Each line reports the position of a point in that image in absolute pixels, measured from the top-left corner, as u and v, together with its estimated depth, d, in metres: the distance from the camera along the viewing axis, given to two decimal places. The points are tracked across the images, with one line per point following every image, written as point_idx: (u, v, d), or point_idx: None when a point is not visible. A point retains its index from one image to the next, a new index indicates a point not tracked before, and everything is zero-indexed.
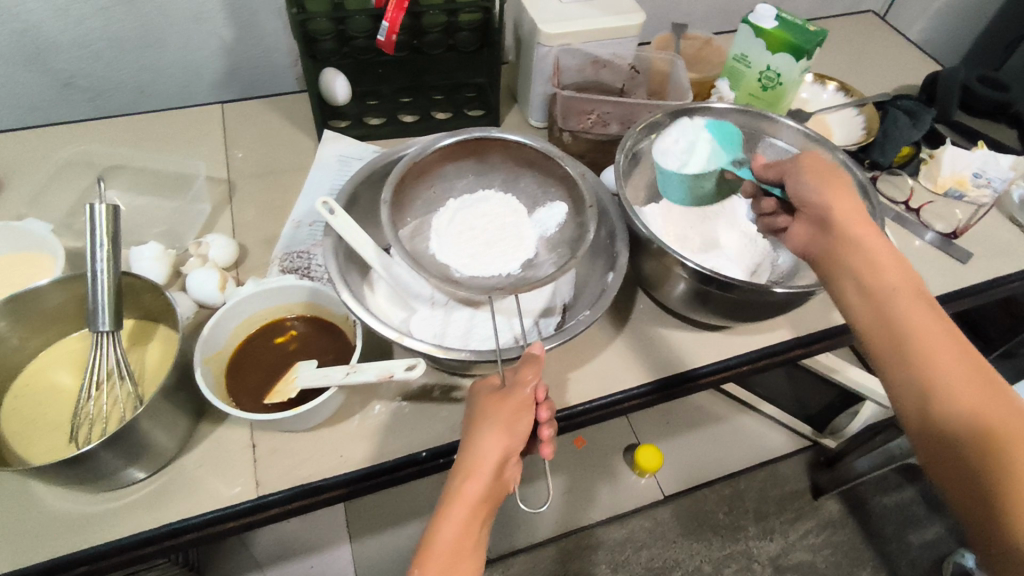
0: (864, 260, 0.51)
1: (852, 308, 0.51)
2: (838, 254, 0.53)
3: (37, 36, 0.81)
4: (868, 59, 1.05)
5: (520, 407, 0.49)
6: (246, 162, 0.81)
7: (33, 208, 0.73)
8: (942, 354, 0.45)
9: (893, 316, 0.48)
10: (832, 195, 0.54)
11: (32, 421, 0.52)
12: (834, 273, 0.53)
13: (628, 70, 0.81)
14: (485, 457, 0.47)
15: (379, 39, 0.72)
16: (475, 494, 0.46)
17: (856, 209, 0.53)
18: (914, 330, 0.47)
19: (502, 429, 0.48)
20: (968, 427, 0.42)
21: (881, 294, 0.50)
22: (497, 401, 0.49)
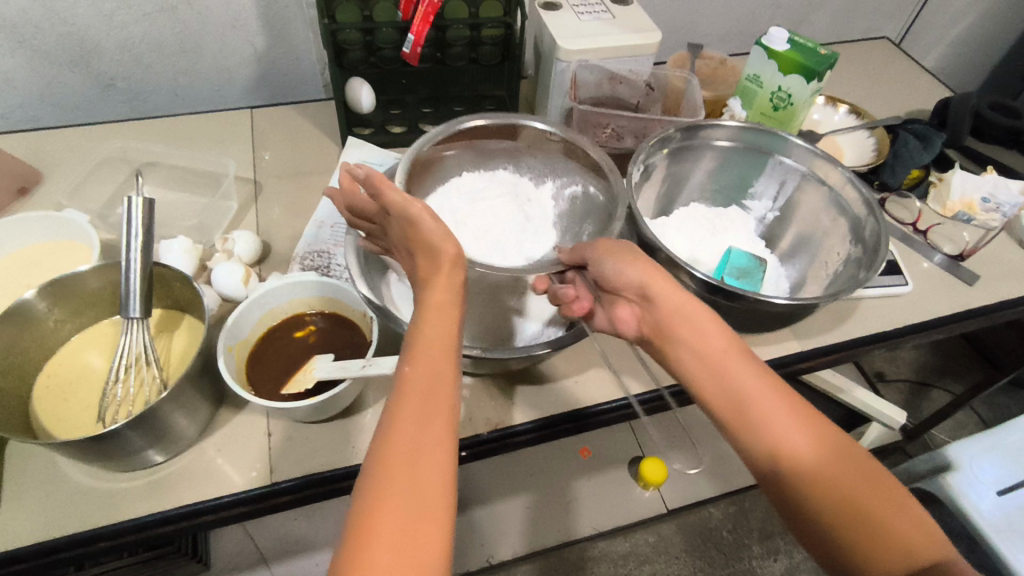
0: (694, 335, 0.51)
1: (694, 378, 0.51)
2: (667, 328, 0.52)
3: (82, 40, 0.85)
4: (882, 83, 1.07)
5: (443, 263, 0.47)
6: (273, 164, 0.84)
7: (72, 199, 0.76)
8: (780, 411, 0.46)
9: (736, 384, 0.48)
10: (632, 268, 0.54)
11: (62, 399, 0.55)
12: (670, 344, 0.53)
13: (643, 87, 0.84)
14: (438, 316, 0.45)
15: (405, 51, 0.76)
16: (425, 380, 0.41)
17: (676, 293, 0.52)
18: (759, 395, 0.47)
19: (444, 308, 0.45)
20: (818, 478, 0.43)
21: (727, 364, 0.49)
22: (444, 261, 0.47)
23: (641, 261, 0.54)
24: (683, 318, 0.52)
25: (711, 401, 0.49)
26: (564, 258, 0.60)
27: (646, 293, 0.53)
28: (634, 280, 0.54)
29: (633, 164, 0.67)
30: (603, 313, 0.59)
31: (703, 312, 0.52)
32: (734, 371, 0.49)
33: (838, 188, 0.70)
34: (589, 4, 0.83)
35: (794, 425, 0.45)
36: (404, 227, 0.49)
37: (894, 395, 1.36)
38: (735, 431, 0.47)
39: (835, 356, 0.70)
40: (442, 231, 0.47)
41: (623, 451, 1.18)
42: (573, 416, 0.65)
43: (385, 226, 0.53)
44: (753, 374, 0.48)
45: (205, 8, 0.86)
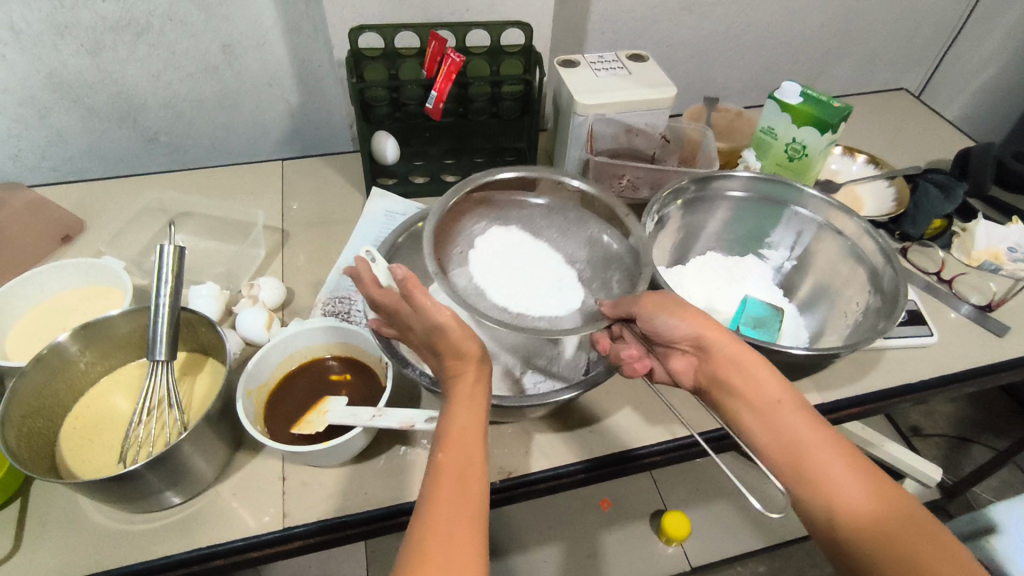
0: (749, 387, 0.52)
1: (749, 427, 0.52)
2: (722, 379, 0.53)
3: (130, 98, 0.91)
4: (902, 133, 1.08)
5: (472, 361, 0.49)
6: (301, 213, 0.88)
7: (110, 246, 0.80)
8: (836, 461, 0.47)
9: (792, 434, 0.49)
10: (689, 319, 0.54)
11: (86, 440, 0.56)
12: (724, 395, 0.54)
13: (659, 139, 0.86)
14: (469, 402, 0.48)
15: (428, 107, 0.80)
16: (463, 460, 0.44)
17: (737, 346, 0.54)
18: (813, 444, 0.48)
19: (476, 395, 0.48)
20: (872, 525, 0.43)
21: (781, 412, 0.50)
22: (469, 360, 0.49)
23: (695, 311, 0.55)
24: (740, 370, 0.52)
25: (765, 449, 0.50)
26: (610, 311, 0.60)
27: (701, 346, 0.54)
28: (689, 332, 0.54)
29: (646, 216, 0.68)
30: (660, 366, 0.59)
31: (757, 363, 0.52)
32: (794, 423, 0.49)
33: (855, 238, 0.70)
34: (606, 61, 0.86)
35: (850, 476, 0.46)
36: (430, 332, 0.50)
37: (932, 451, 1.30)
38: (789, 481, 0.48)
39: (858, 408, 0.69)
40: (464, 330, 0.49)
41: (643, 504, 1.16)
42: (576, 470, 0.63)
43: (402, 322, 0.54)
44: (808, 425, 0.49)
45: (243, 67, 0.92)
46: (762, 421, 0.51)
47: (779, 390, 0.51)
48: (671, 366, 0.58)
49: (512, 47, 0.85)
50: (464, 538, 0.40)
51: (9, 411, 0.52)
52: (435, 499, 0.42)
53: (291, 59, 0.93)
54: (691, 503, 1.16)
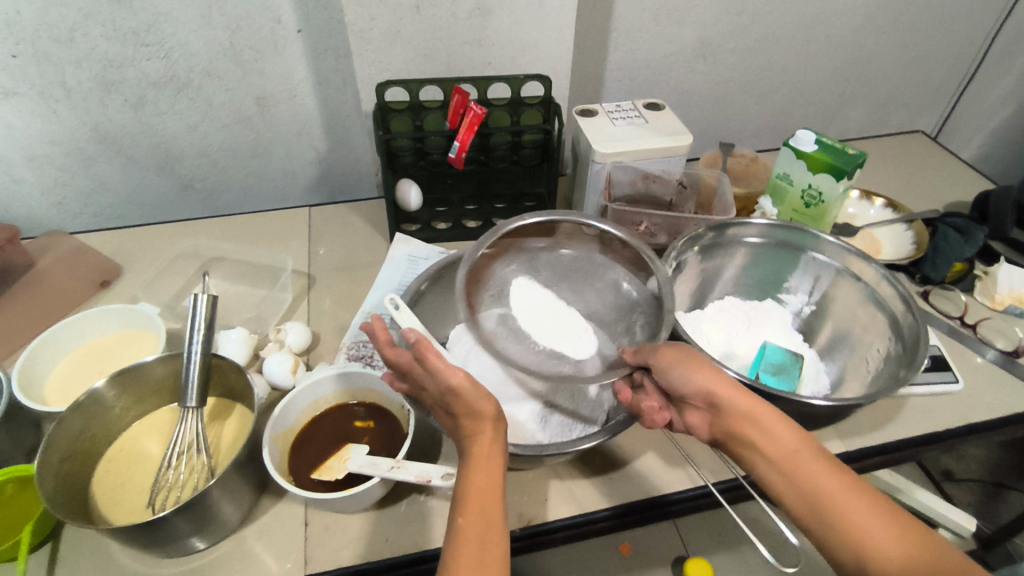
0: (764, 438, 0.52)
1: (770, 481, 0.51)
2: (736, 432, 0.54)
3: (169, 148, 0.96)
4: (919, 176, 1.08)
5: (486, 419, 0.50)
6: (327, 258, 0.91)
7: (145, 291, 0.83)
8: (859, 508, 0.47)
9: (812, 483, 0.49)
10: (700, 376, 0.55)
11: (118, 484, 0.58)
12: (741, 447, 0.54)
13: (676, 185, 0.88)
14: (485, 461, 0.49)
15: (451, 156, 0.83)
16: (484, 528, 0.45)
17: (750, 398, 0.54)
18: (836, 493, 0.48)
19: (491, 459, 0.49)
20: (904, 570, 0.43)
21: (801, 462, 0.50)
22: (485, 421, 0.50)
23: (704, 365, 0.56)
24: (755, 421, 0.53)
25: (788, 501, 0.50)
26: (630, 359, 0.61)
27: (714, 399, 0.55)
28: (700, 387, 0.55)
29: (666, 261, 0.69)
30: (677, 417, 0.59)
31: (770, 414, 0.53)
32: (813, 472, 0.49)
33: (874, 285, 0.70)
34: (624, 111, 0.89)
35: (878, 522, 0.46)
36: (444, 394, 0.51)
37: (966, 496, 1.28)
38: (814, 530, 0.48)
39: (885, 456, 0.68)
40: (477, 390, 0.50)
41: (665, 549, 1.14)
42: (600, 517, 0.63)
43: (415, 383, 0.54)
44: (827, 472, 0.49)
45: (276, 118, 0.97)
46: (779, 472, 0.51)
47: (795, 440, 0.51)
48: (688, 420, 0.58)
49: (533, 99, 0.88)
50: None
51: (49, 456, 0.54)
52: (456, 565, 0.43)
53: (320, 110, 0.97)
54: (714, 551, 1.13)
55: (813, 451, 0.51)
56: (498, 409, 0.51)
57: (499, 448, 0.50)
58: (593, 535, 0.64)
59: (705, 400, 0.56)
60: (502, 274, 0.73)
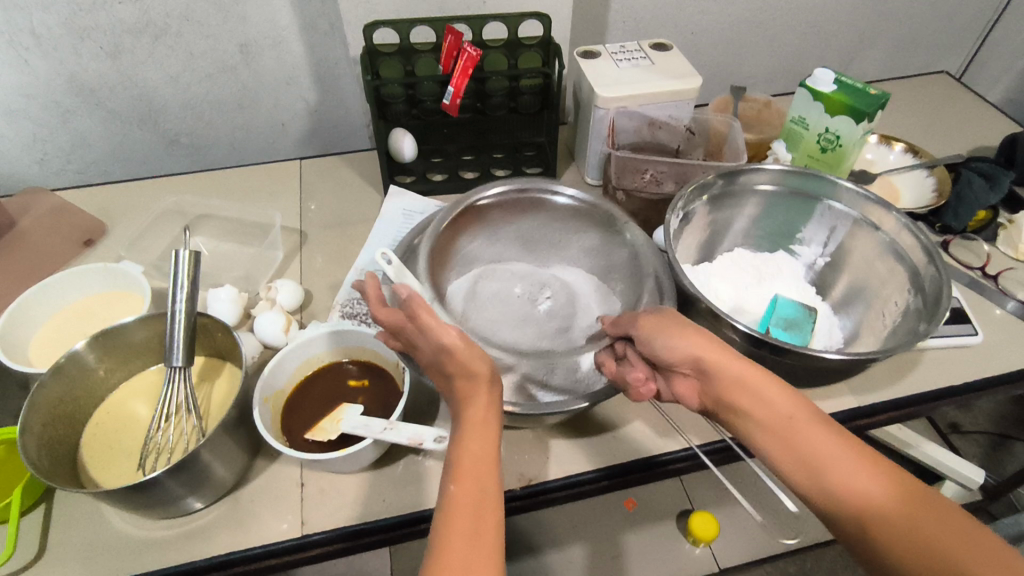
0: (756, 405, 0.49)
1: (765, 449, 0.49)
2: (725, 399, 0.51)
3: (151, 100, 0.91)
4: (941, 120, 1.03)
5: (481, 382, 0.48)
6: (318, 214, 0.87)
7: (131, 251, 0.80)
8: (862, 471, 0.44)
9: (809, 449, 0.46)
10: (690, 343, 0.51)
11: (106, 447, 0.56)
12: (731, 414, 0.51)
13: (684, 132, 0.83)
14: (479, 425, 0.47)
15: (444, 103, 0.78)
16: (476, 498, 0.43)
17: (740, 364, 0.50)
18: (839, 458, 0.45)
19: (487, 424, 0.47)
20: (911, 533, 0.41)
21: (800, 426, 0.47)
22: (480, 384, 0.48)
23: (690, 328, 0.53)
24: (747, 387, 0.50)
25: (787, 471, 0.47)
26: (612, 330, 0.58)
27: (699, 365, 0.51)
28: (688, 354, 0.51)
29: (672, 212, 0.65)
30: (663, 387, 0.55)
31: (762, 378, 0.50)
32: (810, 437, 0.47)
33: (893, 234, 0.66)
34: (628, 51, 0.84)
35: (883, 483, 0.43)
36: (438, 354, 0.48)
37: (971, 448, 1.25)
38: (812, 497, 0.46)
39: (897, 412, 0.66)
40: (472, 350, 0.48)
41: (670, 505, 1.14)
42: (594, 478, 0.61)
43: (409, 342, 0.52)
44: (827, 436, 0.46)
45: (261, 67, 0.92)
46: (774, 440, 0.48)
47: (788, 402, 0.48)
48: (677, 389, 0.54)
49: (531, 40, 0.82)
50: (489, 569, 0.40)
51: (31, 421, 0.52)
52: (447, 538, 0.41)
53: (308, 57, 0.92)
54: (718, 505, 1.14)
55: (812, 414, 0.48)
56: (495, 369, 0.49)
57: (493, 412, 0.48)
58: (586, 496, 0.62)
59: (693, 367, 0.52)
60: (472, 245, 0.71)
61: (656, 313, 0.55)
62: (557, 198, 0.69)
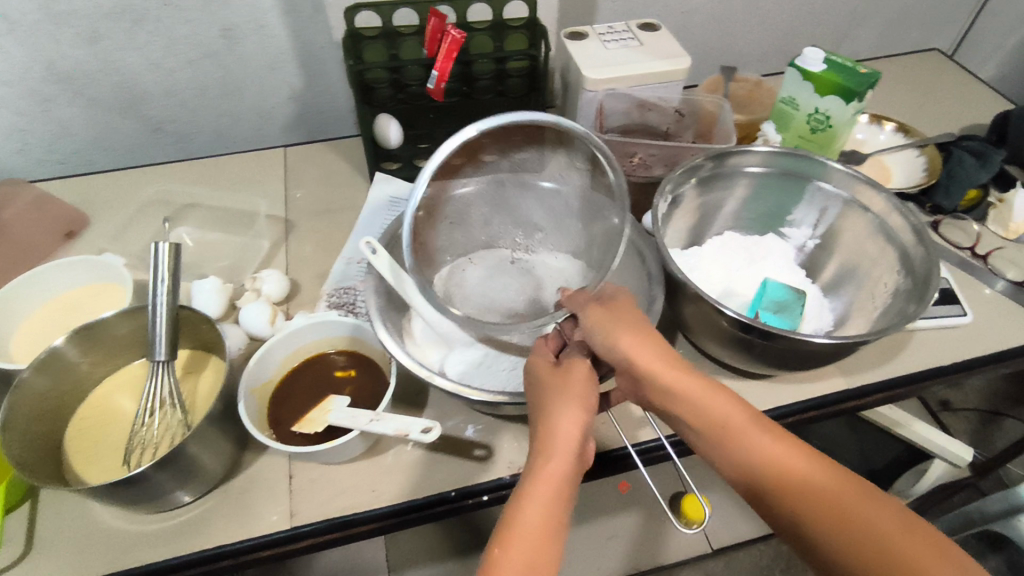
0: (691, 410, 0.49)
1: (706, 452, 0.49)
2: (660, 403, 0.51)
3: (132, 87, 0.89)
4: (933, 98, 1.02)
5: (576, 399, 0.48)
6: (304, 202, 0.86)
7: (114, 243, 0.79)
8: (803, 474, 0.45)
9: (747, 455, 0.47)
10: (630, 348, 0.50)
11: (92, 443, 0.56)
12: (669, 418, 0.51)
13: (673, 113, 0.82)
14: (569, 441, 0.47)
15: (430, 87, 0.77)
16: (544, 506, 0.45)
17: (673, 366, 0.50)
18: (773, 456, 0.46)
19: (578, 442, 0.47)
20: (843, 527, 0.42)
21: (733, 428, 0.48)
22: (584, 406, 0.48)
23: (623, 329, 0.51)
24: (680, 391, 0.49)
25: (730, 474, 0.48)
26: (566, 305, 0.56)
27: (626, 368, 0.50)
28: (617, 355, 0.50)
29: (661, 196, 0.64)
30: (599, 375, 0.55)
31: (693, 382, 0.50)
32: (748, 442, 0.47)
33: (883, 214, 0.66)
34: (617, 32, 0.82)
35: (817, 479, 0.45)
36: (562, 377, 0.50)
37: (961, 425, 1.26)
38: (756, 501, 0.47)
39: (887, 393, 0.66)
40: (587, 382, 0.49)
41: (666, 487, 1.17)
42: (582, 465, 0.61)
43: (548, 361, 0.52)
44: (760, 434, 0.47)
45: (243, 52, 0.90)
46: (713, 444, 0.48)
47: (723, 408, 0.49)
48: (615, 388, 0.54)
49: (517, 20, 0.80)
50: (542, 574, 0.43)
51: (12, 418, 0.51)
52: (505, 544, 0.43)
53: (291, 41, 0.90)
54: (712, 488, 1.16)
55: (744, 412, 0.49)
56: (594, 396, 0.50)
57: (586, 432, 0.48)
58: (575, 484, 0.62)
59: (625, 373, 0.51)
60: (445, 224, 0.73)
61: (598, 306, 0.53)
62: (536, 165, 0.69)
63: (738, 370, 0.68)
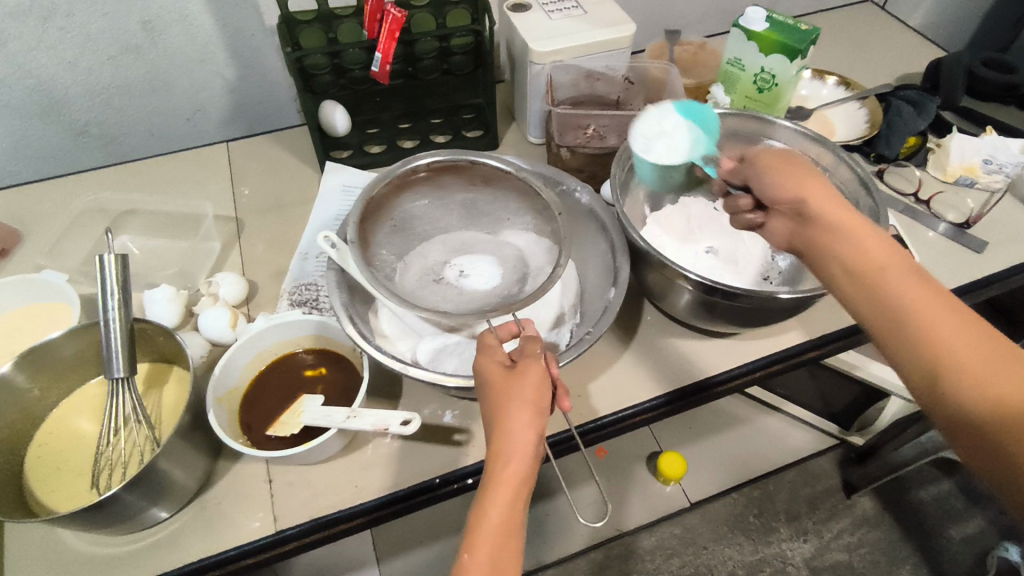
0: (846, 242, 0.49)
1: (841, 287, 0.49)
2: (821, 244, 0.51)
3: (50, 90, 0.84)
4: (868, 51, 1.04)
5: (529, 403, 0.48)
6: (252, 199, 0.83)
7: (51, 258, 0.75)
8: (936, 309, 0.44)
9: (884, 281, 0.46)
10: (515, 401, 0.48)
11: (53, 471, 0.54)
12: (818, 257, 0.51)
13: (622, 82, 0.81)
14: (525, 446, 0.47)
15: (374, 71, 0.74)
16: (504, 510, 0.45)
17: (875, 237, 0.49)
18: (885, 284, 0.46)
19: (526, 448, 0.47)
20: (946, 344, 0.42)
21: (852, 262, 0.48)
22: (529, 410, 0.48)
23: (515, 390, 0.48)
24: (856, 240, 0.49)
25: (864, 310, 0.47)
26: (491, 338, 0.54)
27: (539, 409, 0.48)
28: (525, 404, 0.48)
29: (617, 166, 0.65)
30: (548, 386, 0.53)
31: (857, 229, 0.49)
32: (899, 282, 0.46)
33: (832, 168, 0.68)
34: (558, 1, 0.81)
35: (944, 322, 0.43)
36: (497, 388, 0.49)
37: None
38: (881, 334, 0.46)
39: (845, 341, 0.69)
40: (519, 384, 0.49)
41: (640, 449, 1.20)
42: (563, 438, 0.61)
43: (495, 364, 0.51)
44: (859, 261, 0.48)
45: (169, 44, 0.85)
46: (859, 286, 0.48)
47: (887, 253, 0.48)
48: (551, 380, 0.51)
49: None
50: (509, 569, 0.45)
51: None
52: (472, 548, 0.44)
53: (219, 29, 0.86)
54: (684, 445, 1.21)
55: (877, 243, 0.48)
56: (541, 398, 0.49)
57: (542, 437, 0.48)
58: (564, 454, 0.62)
59: (846, 264, 0.49)
60: (408, 211, 0.69)
61: (492, 361, 0.51)
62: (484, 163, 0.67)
63: (702, 331, 0.70)
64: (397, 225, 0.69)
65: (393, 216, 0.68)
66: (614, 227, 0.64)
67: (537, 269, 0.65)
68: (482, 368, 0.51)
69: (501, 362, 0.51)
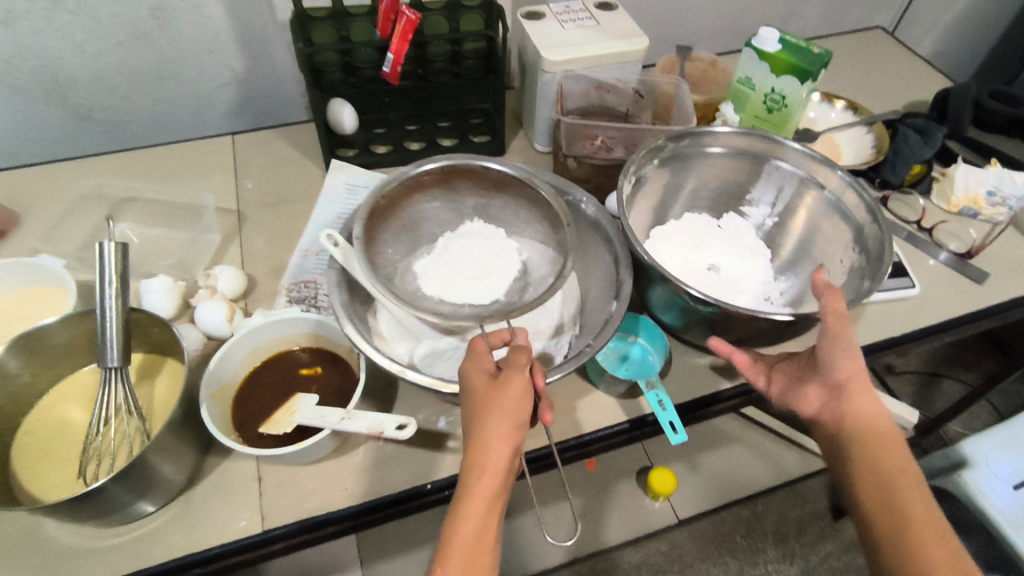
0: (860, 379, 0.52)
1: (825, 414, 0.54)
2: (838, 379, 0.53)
3: (57, 73, 0.83)
4: (876, 77, 1.05)
5: (508, 415, 0.47)
6: (255, 192, 0.82)
7: (47, 243, 0.74)
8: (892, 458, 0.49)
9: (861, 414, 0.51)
10: (493, 416, 0.47)
11: (39, 459, 0.53)
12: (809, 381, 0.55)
13: (632, 95, 0.81)
14: (501, 460, 0.46)
15: (384, 71, 0.73)
16: (476, 528, 0.45)
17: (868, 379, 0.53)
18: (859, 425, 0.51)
19: (498, 467, 0.46)
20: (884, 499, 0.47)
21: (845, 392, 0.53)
22: (508, 425, 0.47)
23: (494, 404, 0.48)
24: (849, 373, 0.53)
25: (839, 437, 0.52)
26: (481, 346, 0.53)
27: (517, 424, 0.48)
28: (503, 419, 0.47)
29: (625, 178, 0.64)
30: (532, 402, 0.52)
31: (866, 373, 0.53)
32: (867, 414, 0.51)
33: (838, 192, 0.68)
34: (572, 11, 0.81)
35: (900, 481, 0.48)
36: (479, 400, 0.48)
37: (904, 387, 1.32)
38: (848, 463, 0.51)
39: None
40: (500, 399, 0.48)
41: (631, 462, 1.20)
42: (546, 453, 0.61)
43: (479, 374, 0.50)
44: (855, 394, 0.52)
45: (179, 33, 0.84)
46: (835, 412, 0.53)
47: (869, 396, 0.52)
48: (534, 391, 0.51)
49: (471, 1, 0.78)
50: None
51: None
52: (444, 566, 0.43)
53: (230, 21, 0.85)
54: (675, 460, 1.20)
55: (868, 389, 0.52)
56: (522, 413, 0.48)
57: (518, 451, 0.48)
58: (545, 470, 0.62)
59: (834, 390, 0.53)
60: (418, 212, 0.70)
61: (478, 370, 0.50)
62: (489, 165, 0.67)
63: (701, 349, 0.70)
64: (404, 225, 0.69)
65: (403, 216, 0.68)
66: (620, 239, 0.64)
67: (540, 279, 0.66)
68: (465, 377, 0.51)
69: (487, 372, 0.51)
